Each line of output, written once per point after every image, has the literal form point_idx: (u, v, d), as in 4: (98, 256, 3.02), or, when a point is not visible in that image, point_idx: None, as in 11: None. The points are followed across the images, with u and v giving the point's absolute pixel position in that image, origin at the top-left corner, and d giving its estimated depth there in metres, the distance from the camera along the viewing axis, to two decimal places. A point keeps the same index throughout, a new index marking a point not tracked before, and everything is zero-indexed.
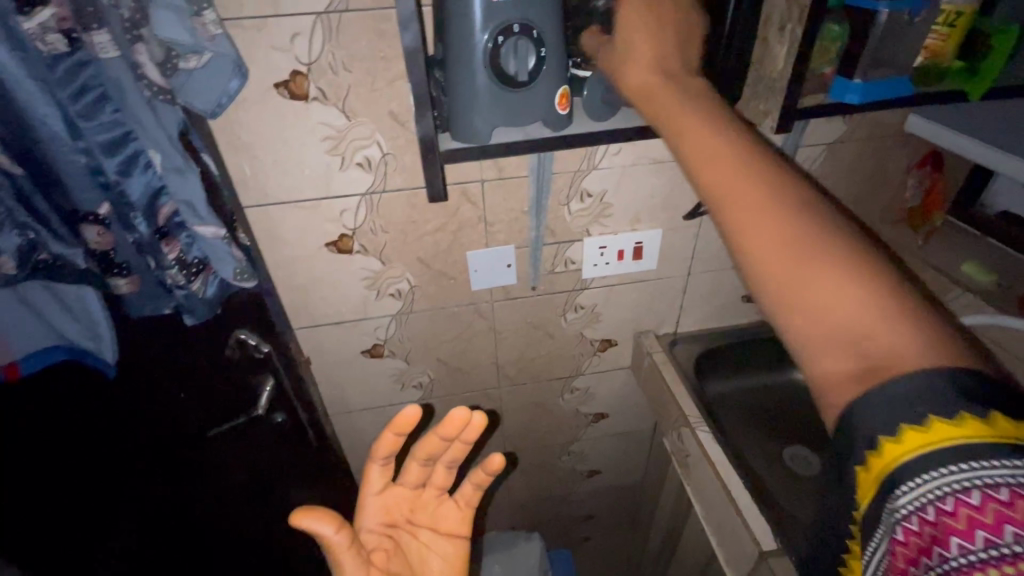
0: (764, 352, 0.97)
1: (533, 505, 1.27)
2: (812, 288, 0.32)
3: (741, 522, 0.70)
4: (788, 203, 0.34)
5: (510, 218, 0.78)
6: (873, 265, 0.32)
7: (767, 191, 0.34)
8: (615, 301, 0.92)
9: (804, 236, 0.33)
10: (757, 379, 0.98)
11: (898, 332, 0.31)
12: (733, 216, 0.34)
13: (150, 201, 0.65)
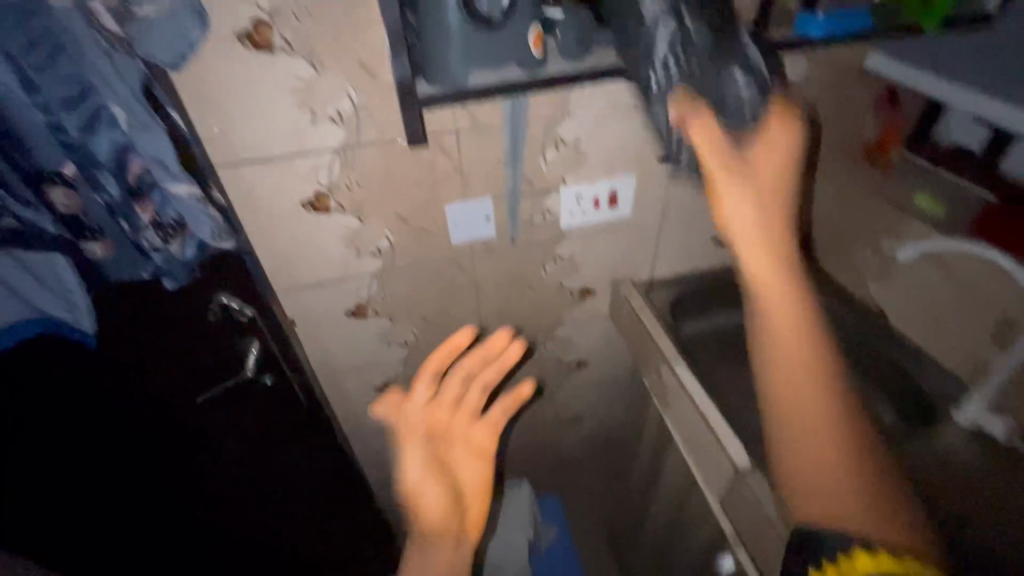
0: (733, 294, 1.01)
1: (521, 455, 1.33)
2: (822, 437, 0.42)
3: (718, 446, 0.75)
4: (822, 403, 0.42)
5: (487, 170, 0.78)
6: (871, 463, 0.42)
7: (817, 379, 0.43)
8: (593, 250, 0.94)
9: (830, 406, 0.42)
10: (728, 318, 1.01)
11: (866, 502, 0.40)
12: (772, 364, 0.44)
13: (118, 157, 0.61)
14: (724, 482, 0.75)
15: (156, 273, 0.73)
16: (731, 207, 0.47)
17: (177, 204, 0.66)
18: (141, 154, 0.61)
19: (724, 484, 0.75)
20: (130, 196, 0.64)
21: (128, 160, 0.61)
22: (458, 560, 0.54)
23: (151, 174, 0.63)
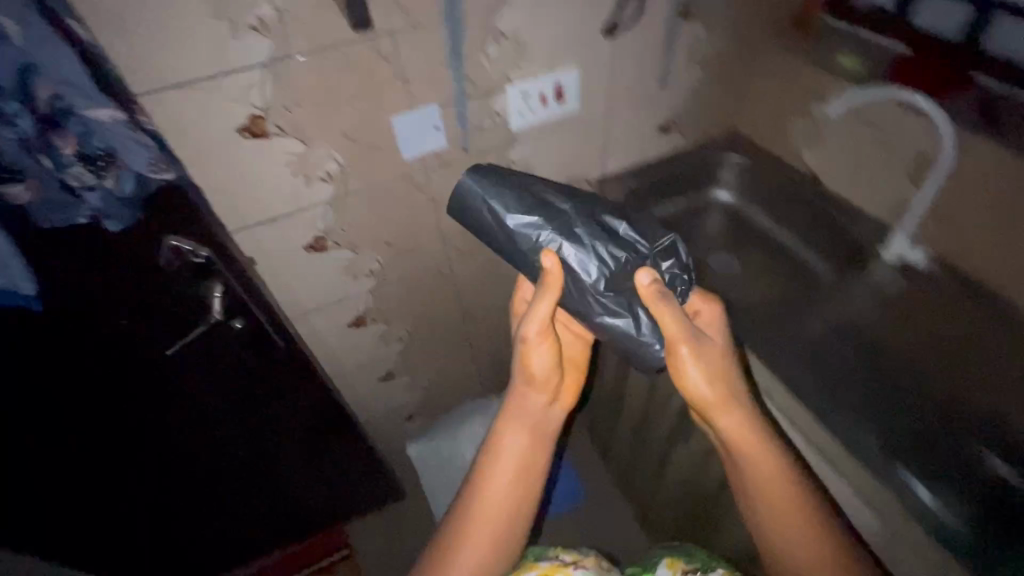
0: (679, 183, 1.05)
1: (498, 370, 1.38)
2: (784, 523, 0.58)
3: None
4: (793, 496, 0.59)
5: (430, 73, 0.75)
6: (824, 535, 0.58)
7: (788, 483, 0.59)
8: (545, 151, 0.94)
9: (790, 499, 0.58)
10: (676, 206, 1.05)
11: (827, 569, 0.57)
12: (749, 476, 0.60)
13: (16, 78, 0.48)
14: None
15: (94, 216, 0.61)
16: (684, 360, 0.60)
17: (107, 133, 0.54)
18: (44, 73, 0.49)
19: None
20: (43, 128, 0.51)
21: (29, 81, 0.49)
22: (551, 421, 0.68)
23: (62, 94, 0.50)
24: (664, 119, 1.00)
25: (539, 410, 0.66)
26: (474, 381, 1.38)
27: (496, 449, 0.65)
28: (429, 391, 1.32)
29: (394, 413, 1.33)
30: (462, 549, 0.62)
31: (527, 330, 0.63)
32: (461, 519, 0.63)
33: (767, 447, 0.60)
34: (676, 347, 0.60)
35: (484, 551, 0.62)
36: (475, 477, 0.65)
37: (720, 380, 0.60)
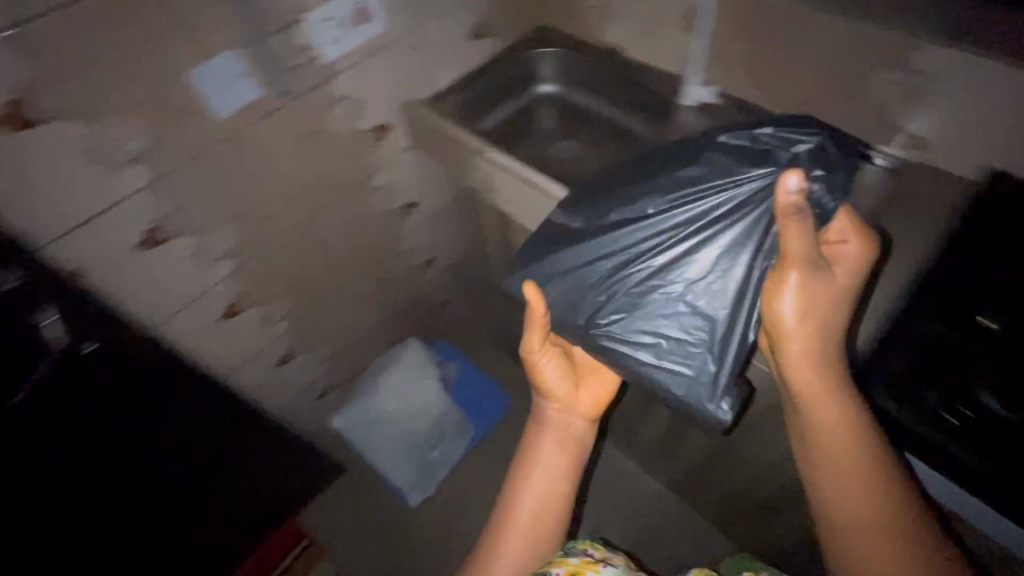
0: (502, 89, 1.12)
1: (396, 316, 1.40)
2: (852, 467, 0.63)
3: (540, 189, 0.87)
4: (867, 451, 0.63)
5: (213, 14, 0.69)
6: (884, 479, 0.62)
7: (860, 433, 0.63)
8: (369, 79, 0.92)
9: (866, 455, 0.62)
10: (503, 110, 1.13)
11: (888, 516, 0.61)
12: (828, 421, 0.63)
13: None
14: None
15: None
16: (787, 283, 0.59)
17: None
18: None
19: None
20: None
21: None
22: (575, 429, 0.82)
23: None
24: (473, 25, 1.03)
25: (557, 420, 0.81)
26: (376, 335, 1.39)
27: (529, 457, 0.79)
28: (333, 357, 1.30)
29: (306, 392, 1.29)
30: (504, 552, 0.74)
31: (529, 346, 0.78)
32: (500, 520, 0.76)
33: (834, 397, 0.63)
34: (783, 272, 0.59)
35: (525, 550, 0.74)
36: (510, 481, 0.79)
37: (814, 318, 0.60)
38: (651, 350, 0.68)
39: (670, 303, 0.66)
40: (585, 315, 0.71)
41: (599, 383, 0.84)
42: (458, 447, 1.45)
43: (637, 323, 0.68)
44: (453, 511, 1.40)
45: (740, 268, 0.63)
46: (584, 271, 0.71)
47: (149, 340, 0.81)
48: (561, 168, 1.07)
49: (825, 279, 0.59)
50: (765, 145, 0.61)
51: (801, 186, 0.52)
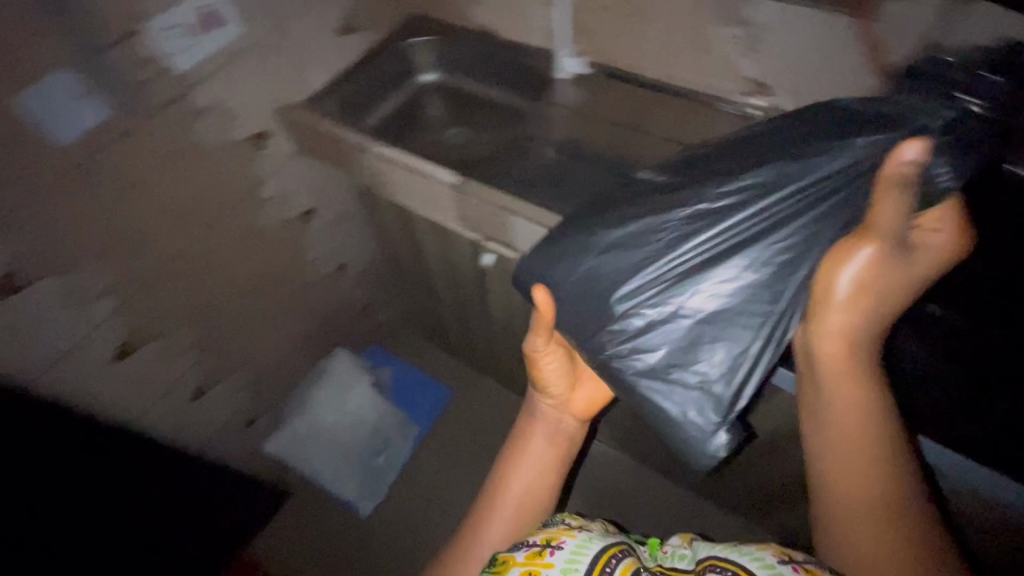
0: (382, 83, 1.11)
1: (315, 328, 1.36)
2: (868, 468, 0.60)
3: (428, 178, 0.87)
4: (886, 453, 0.60)
5: (30, 32, 0.65)
6: (897, 483, 0.61)
7: (885, 432, 0.60)
8: (235, 86, 0.88)
9: (882, 456, 0.60)
10: (386, 104, 1.12)
11: (897, 522, 0.60)
12: (855, 420, 0.60)
13: None
14: (450, 203, 0.89)
15: None
16: (845, 272, 0.55)
17: None
18: None
19: (453, 204, 0.89)
20: None
21: None
22: (568, 428, 0.82)
23: None
24: (341, 19, 0.99)
25: (551, 418, 0.81)
26: (299, 350, 1.35)
27: (519, 447, 0.79)
28: (254, 381, 1.25)
29: (230, 422, 1.23)
30: (487, 528, 0.74)
31: (532, 344, 0.79)
32: (485, 504, 0.76)
33: (863, 381, 0.59)
34: (859, 243, 0.54)
35: (505, 529, 0.74)
36: (497, 469, 0.78)
37: (861, 310, 0.56)
38: (669, 363, 0.62)
39: (704, 310, 0.61)
40: (605, 315, 0.65)
41: (595, 388, 0.83)
42: (403, 445, 1.44)
43: (663, 334, 0.62)
44: (406, 510, 1.39)
45: (789, 281, 0.58)
46: (614, 269, 0.65)
47: (17, 383, 0.79)
48: (453, 154, 1.07)
49: (902, 266, 0.54)
50: (864, 141, 0.56)
51: (916, 158, 0.48)
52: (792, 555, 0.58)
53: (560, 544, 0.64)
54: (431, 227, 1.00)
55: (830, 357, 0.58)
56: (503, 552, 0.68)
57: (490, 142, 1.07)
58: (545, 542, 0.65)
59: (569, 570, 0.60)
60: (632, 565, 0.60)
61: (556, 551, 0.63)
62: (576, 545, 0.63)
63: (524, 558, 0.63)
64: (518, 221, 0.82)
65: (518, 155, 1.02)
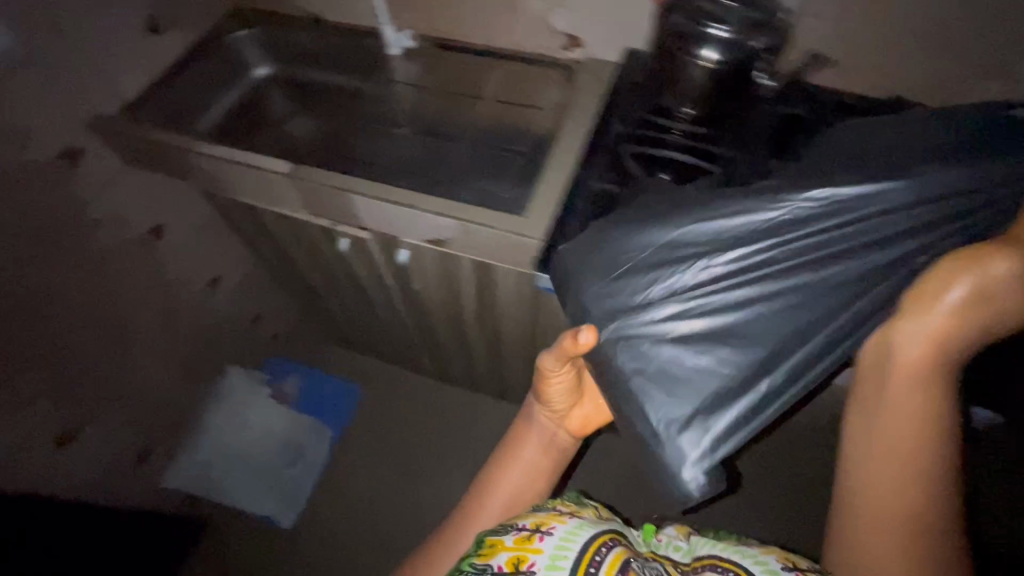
0: (209, 85, 1.06)
1: (199, 349, 1.30)
2: (906, 479, 0.53)
3: (259, 172, 0.85)
4: (935, 478, 0.53)
5: None
6: (932, 510, 0.53)
7: (942, 455, 0.54)
8: (27, 104, 0.81)
9: (932, 478, 0.53)
10: (219, 107, 1.08)
11: (920, 545, 0.52)
12: (915, 429, 0.54)
13: None
14: (290, 193, 0.87)
15: None
16: (951, 284, 0.53)
17: None
18: None
19: (293, 193, 0.87)
20: None
21: None
22: (562, 443, 0.82)
23: None
24: (147, 20, 0.93)
25: (547, 430, 0.82)
26: (184, 376, 1.28)
27: (510, 453, 0.78)
28: (137, 415, 1.18)
29: (117, 462, 1.17)
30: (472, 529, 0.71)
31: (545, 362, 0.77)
32: (466, 510, 0.74)
33: (941, 397, 0.54)
34: (975, 259, 0.52)
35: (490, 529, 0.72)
36: (483, 473, 0.77)
37: (955, 328, 0.53)
38: (679, 356, 0.60)
39: (738, 312, 0.61)
40: (628, 301, 0.64)
41: (595, 410, 0.83)
42: (320, 450, 1.43)
43: (688, 331, 0.61)
44: (332, 509, 1.40)
45: (830, 304, 0.60)
46: (656, 266, 0.64)
47: None
48: (300, 147, 1.05)
49: (1013, 297, 0.51)
50: (946, 168, 0.59)
51: None
52: (796, 561, 0.57)
53: (550, 530, 0.60)
54: (283, 222, 0.98)
55: (910, 364, 0.54)
56: (488, 534, 0.63)
57: (334, 130, 1.06)
58: (536, 527, 0.61)
59: (558, 557, 0.57)
60: (621, 554, 0.57)
61: (545, 537, 0.59)
62: (566, 532, 0.60)
63: (513, 542, 0.60)
64: (354, 199, 0.82)
65: (366, 139, 1.03)
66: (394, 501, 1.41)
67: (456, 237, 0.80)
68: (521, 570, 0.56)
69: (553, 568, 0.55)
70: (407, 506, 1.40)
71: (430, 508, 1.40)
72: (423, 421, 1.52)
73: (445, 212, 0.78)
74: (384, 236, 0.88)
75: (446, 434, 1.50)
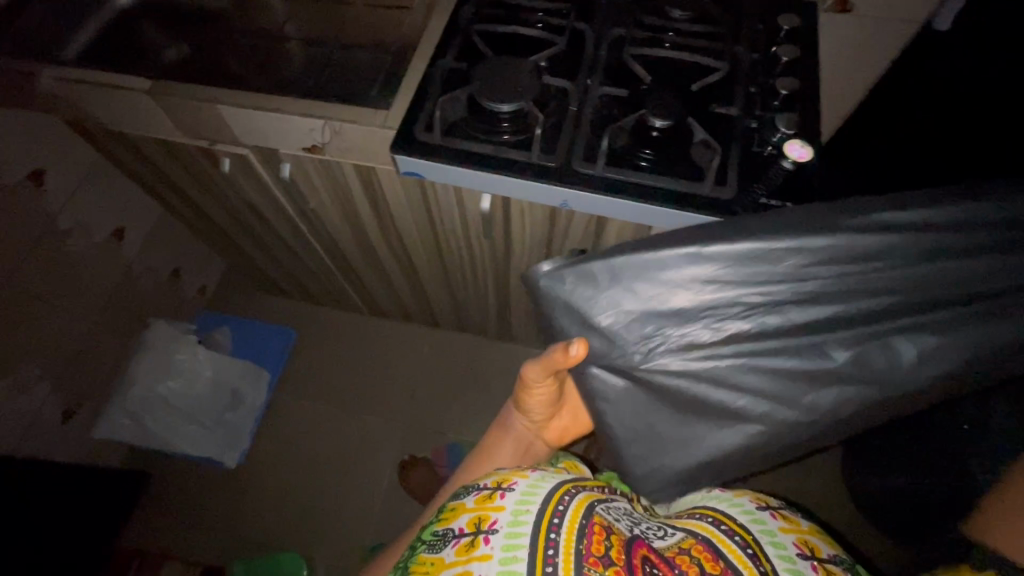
0: (65, 12, 1.00)
1: (113, 304, 1.28)
2: None
3: (122, 92, 0.83)
4: None
5: None
6: None
7: None
8: None
9: None
10: (83, 36, 1.02)
11: None
12: None
13: None
14: (161, 114, 0.86)
15: None
16: None
17: None
18: None
19: (163, 113, 0.85)
20: None
21: None
22: (538, 452, 0.74)
23: None
24: None
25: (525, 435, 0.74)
26: (102, 329, 1.27)
27: (483, 455, 0.74)
28: (54, 371, 1.17)
29: (41, 416, 1.17)
30: None
31: (529, 374, 0.66)
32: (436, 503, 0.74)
33: None
34: None
35: None
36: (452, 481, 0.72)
37: None
38: (730, 382, 0.57)
39: (810, 339, 0.56)
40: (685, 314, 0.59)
41: (573, 420, 0.74)
42: (259, 394, 1.42)
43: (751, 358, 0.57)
44: (279, 448, 1.43)
45: (905, 331, 0.55)
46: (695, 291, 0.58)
47: None
48: (172, 70, 1.00)
49: None
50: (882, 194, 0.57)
51: None
52: (768, 500, 0.55)
53: (512, 486, 0.52)
54: (166, 149, 0.95)
55: None
56: (450, 500, 0.55)
57: (207, 53, 1.01)
58: (497, 485, 0.53)
59: (520, 511, 0.48)
60: (586, 501, 0.50)
61: (507, 493, 0.51)
62: (530, 485, 0.52)
63: (473, 503, 0.51)
64: (221, 111, 0.80)
65: (243, 60, 0.98)
66: (339, 434, 1.45)
67: (329, 140, 0.80)
68: (483, 531, 0.47)
69: (515, 526, 0.47)
70: (351, 438, 1.45)
71: (375, 438, 1.45)
72: (361, 356, 1.54)
73: (313, 113, 0.77)
74: (264, 150, 0.87)
75: (385, 368, 1.53)
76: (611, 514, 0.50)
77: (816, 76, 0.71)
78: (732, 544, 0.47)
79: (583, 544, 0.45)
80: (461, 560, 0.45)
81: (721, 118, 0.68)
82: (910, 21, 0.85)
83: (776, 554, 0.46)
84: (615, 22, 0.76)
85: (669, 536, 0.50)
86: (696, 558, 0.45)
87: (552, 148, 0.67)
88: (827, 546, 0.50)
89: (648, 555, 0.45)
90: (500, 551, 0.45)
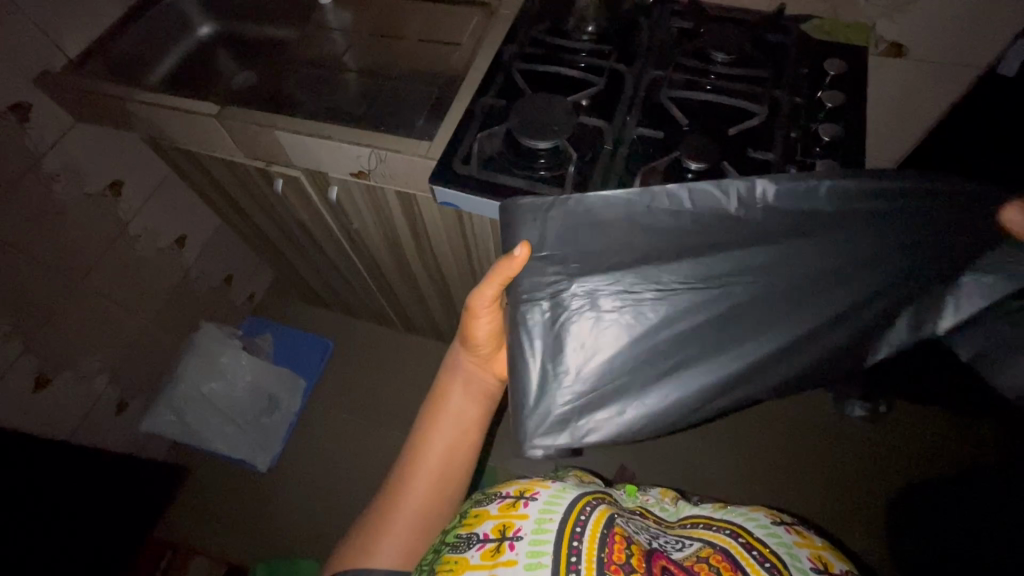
0: (155, 44, 1.11)
1: (171, 305, 1.37)
2: None
3: (192, 114, 0.90)
4: None
5: None
6: None
7: None
8: None
9: None
10: (164, 64, 1.13)
11: None
12: None
13: None
14: (224, 135, 0.93)
15: None
16: None
17: None
18: None
19: (227, 135, 0.92)
20: None
21: None
22: (486, 384, 0.73)
23: None
24: None
25: (473, 367, 0.73)
26: (159, 328, 1.36)
27: (435, 410, 0.69)
28: (112, 366, 1.26)
29: (97, 407, 1.26)
30: (402, 506, 0.64)
31: (476, 299, 0.65)
32: (403, 476, 0.66)
33: None
34: None
35: (423, 500, 0.64)
36: (415, 434, 0.69)
37: None
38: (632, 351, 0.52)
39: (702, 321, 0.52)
40: (613, 270, 0.54)
41: None
42: (294, 401, 1.49)
43: (692, 327, 0.52)
44: (309, 455, 1.48)
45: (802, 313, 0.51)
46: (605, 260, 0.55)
47: None
48: (241, 95, 1.09)
49: None
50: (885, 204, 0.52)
51: None
52: (781, 516, 0.53)
53: (534, 495, 0.52)
54: (226, 166, 1.03)
55: None
56: (472, 505, 0.56)
57: (271, 79, 1.10)
58: (519, 493, 0.54)
59: (544, 520, 0.48)
60: (608, 511, 0.50)
61: (530, 502, 0.52)
62: (551, 496, 0.52)
63: (498, 510, 0.52)
64: (276, 135, 0.86)
65: (304, 87, 1.06)
66: (366, 444, 1.48)
67: (374, 167, 0.84)
68: (507, 537, 0.48)
69: (539, 532, 0.47)
70: (378, 450, 1.47)
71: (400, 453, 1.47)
72: (393, 370, 1.58)
73: (361, 141, 0.82)
74: (315, 172, 0.93)
75: (414, 383, 1.56)
76: (630, 526, 0.49)
77: (862, 123, 0.69)
78: (749, 557, 0.46)
79: (604, 551, 0.44)
80: (486, 563, 0.46)
81: (758, 163, 0.68)
82: (969, 65, 0.82)
83: (792, 565, 0.46)
84: (655, 64, 0.78)
85: (687, 547, 0.48)
86: (715, 565, 0.45)
87: (584, 184, 0.68)
88: (839, 560, 0.49)
89: (667, 565, 0.44)
90: (525, 556, 0.45)
